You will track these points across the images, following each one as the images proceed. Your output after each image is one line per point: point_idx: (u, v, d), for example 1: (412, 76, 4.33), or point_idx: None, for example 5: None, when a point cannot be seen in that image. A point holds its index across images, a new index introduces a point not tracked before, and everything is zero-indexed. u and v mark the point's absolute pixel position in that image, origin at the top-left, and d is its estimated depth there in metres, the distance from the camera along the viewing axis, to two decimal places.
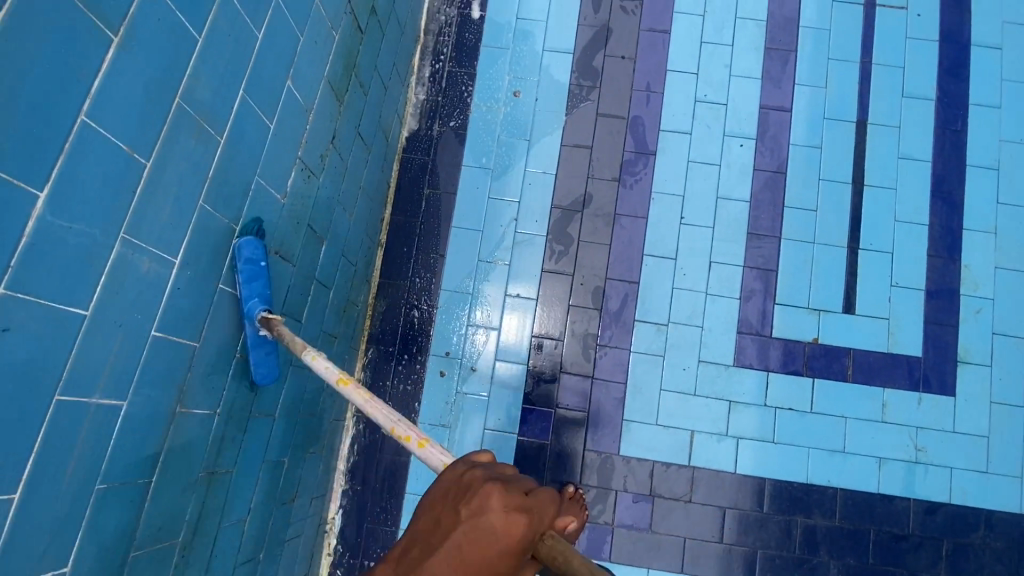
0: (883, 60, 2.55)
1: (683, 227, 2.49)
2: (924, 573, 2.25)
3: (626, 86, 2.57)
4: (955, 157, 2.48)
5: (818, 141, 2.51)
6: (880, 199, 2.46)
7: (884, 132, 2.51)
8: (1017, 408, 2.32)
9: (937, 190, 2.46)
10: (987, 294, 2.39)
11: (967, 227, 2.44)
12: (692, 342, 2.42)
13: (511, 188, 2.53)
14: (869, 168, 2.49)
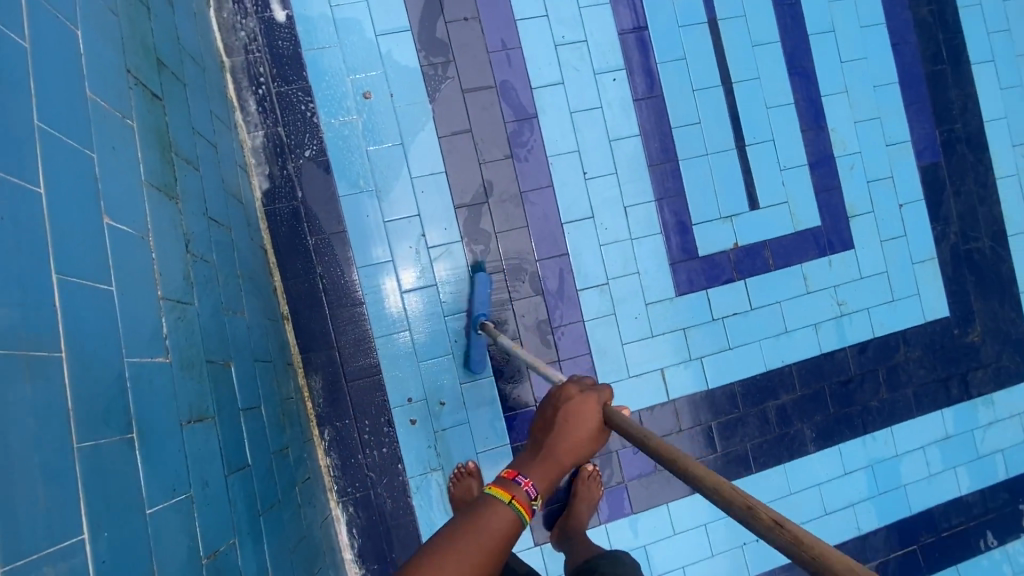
0: None
1: (588, 182, 2.41)
2: (872, 400, 2.63)
3: (481, 51, 2.32)
4: (797, 30, 2.59)
5: (680, 52, 2.48)
6: (749, 92, 2.54)
7: (733, 24, 2.53)
8: (900, 239, 2.66)
9: (792, 67, 2.58)
10: (855, 149, 2.63)
11: (824, 93, 2.60)
12: (634, 290, 2.45)
13: (405, 202, 2.25)
14: (732, 64, 2.53)
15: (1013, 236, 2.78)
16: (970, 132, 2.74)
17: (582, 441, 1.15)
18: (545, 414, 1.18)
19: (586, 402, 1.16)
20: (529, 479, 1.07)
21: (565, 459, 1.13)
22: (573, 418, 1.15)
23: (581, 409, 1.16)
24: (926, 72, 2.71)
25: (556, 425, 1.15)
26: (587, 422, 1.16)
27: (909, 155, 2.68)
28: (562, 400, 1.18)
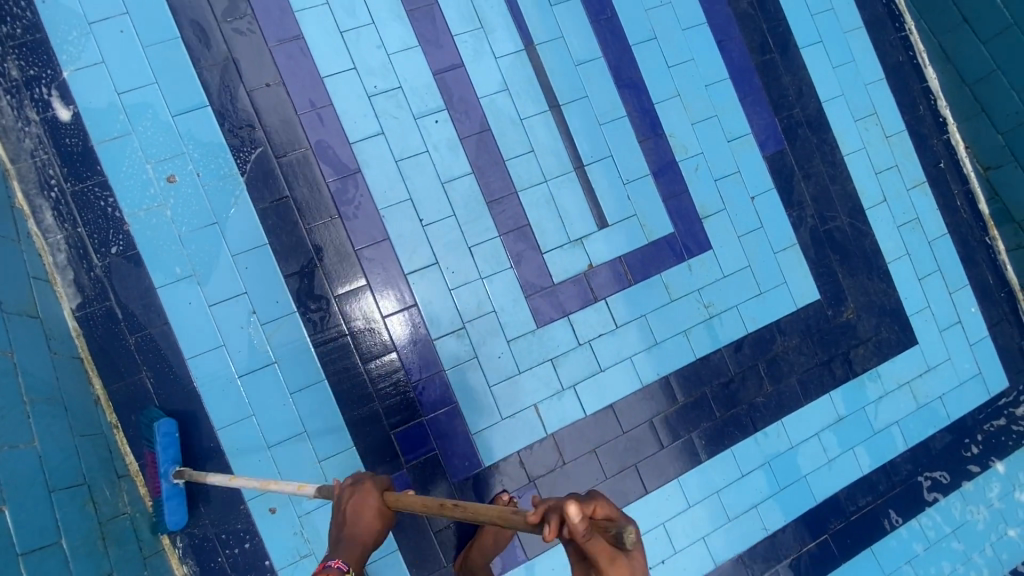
0: None
1: (427, 228, 2.35)
2: (757, 396, 2.61)
3: (289, 115, 2.25)
4: (619, 42, 2.58)
5: (502, 83, 2.45)
6: (579, 112, 2.52)
7: (552, 47, 2.51)
8: (757, 231, 2.66)
9: (619, 80, 2.57)
10: (697, 150, 2.62)
11: (656, 101, 2.60)
12: (493, 329, 2.38)
13: (229, 283, 2.15)
14: (557, 87, 2.51)
15: (870, 209, 2.80)
16: (810, 114, 2.76)
17: (366, 527, 1.60)
18: (337, 514, 1.62)
19: (366, 495, 1.62)
20: (335, 560, 1.51)
21: (362, 541, 1.58)
22: (358, 510, 1.61)
23: (364, 503, 1.62)
24: (755, 63, 2.73)
25: (346, 520, 1.60)
26: (371, 509, 1.63)
27: (752, 147, 2.69)
28: (347, 497, 1.64)
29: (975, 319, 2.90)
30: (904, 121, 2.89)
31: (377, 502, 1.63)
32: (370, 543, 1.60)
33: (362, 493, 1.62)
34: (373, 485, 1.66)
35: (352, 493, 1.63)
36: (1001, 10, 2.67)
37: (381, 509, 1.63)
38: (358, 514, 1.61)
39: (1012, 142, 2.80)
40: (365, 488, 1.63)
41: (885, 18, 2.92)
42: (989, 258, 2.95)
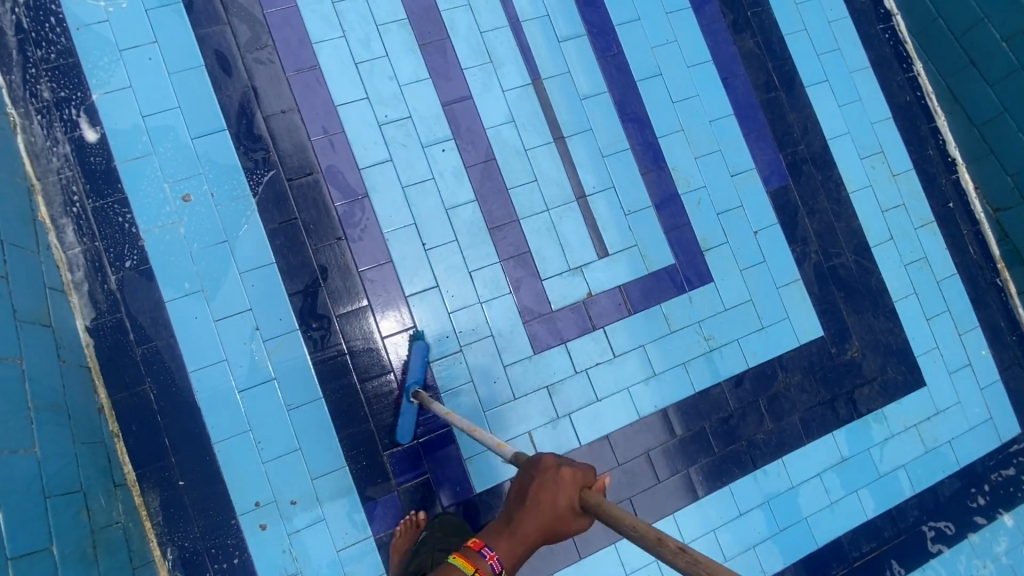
0: (527, 16, 2.60)
1: (430, 252, 2.40)
2: (757, 433, 2.57)
3: (302, 140, 2.34)
4: (624, 78, 2.65)
5: (508, 115, 2.53)
6: (583, 144, 2.58)
7: (558, 81, 2.59)
8: (759, 266, 2.66)
9: (623, 115, 2.63)
10: (700, 184, 2.65)
11: (660, 135, 2.65)
12: (490, 354, 2.40)
13: (235, 299, 2.22)
14: (562, 120, 2.58)
15: (876, 247, 2.78)
16: (814, 151, 2.78)
17: (530, 523, 1.22)
18: (520, 488, 1.26)
19: (561, 487, 1.21)
20: (493, 552, 1.24)
21: (540, 531, 1.22)
22: (539, 495, 1.22)
23: (556, 490, 1.21)
24: (760, 101, 2.77)
25: (529, 494, 1.24)
26: (557, 502, 1.21)
27: (756, 182, 2.70)
28: (538, 474, 1.25)
29: (986, 362, 2.83)
30: (911, 160, 2.89)
31: (569, 494, 1.21)
32: (537, 540, 1.23)
33: (545, 470, 1.23)
34: (573, 474, 1.23)
35: (548, 471, 1.23)
36: (1008, 54, 2.65)
37: (576, 501, 1.21)
38: (539, 500, 1.22)
39: (1022, 184, 2.78)
40: (558, 467, 1.23)
41: (891, 59, 2.95)
42: (1000, 300, 2.90)
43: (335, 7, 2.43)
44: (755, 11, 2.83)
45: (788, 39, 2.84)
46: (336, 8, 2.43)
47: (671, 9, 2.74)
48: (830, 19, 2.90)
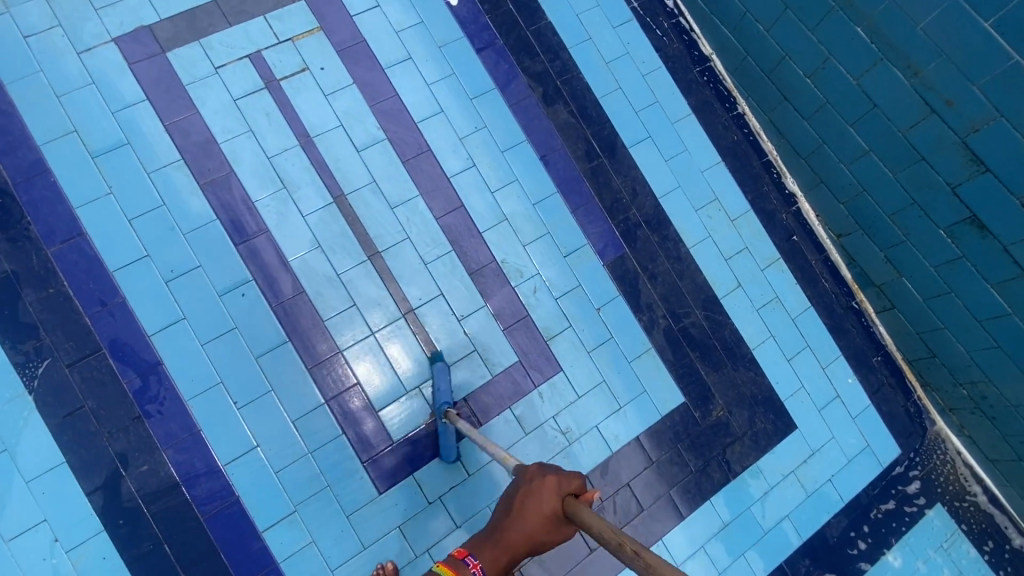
0: (318, 130, 2.44)
1: (244, 409, 2.21)
2: (632, 520, 2.48)
3: (79, 318, 2.14)
4: (435, 177, 2.53)
5: (313, 241, 2.37)
6: (401, 256, 2.45)
7: (363, 194, 2.45)
8: (607, 343, 2.58)
9: (441, 215, 2.52)
10: (532, 271, 2.57)
11: (482, 230, 2.55)
12: (328, 506, 2.23)
13: (24, 512, 2.02)
14: (373, 234, 2.43)
15: (725, 298, 2.73)
16: (647, 213, 2.73)
17: (534, 524, 1.36)
18: (512, 495, 1.43)
19: (545, 493, 1.38)
20: (477, 561, 1.33)
21: (516, 544, 1.35)
22: (531, 504, 1.39)
23: (539, 495, 1.39)
24: (583, 171, 2.70)
25: (513, 509, 1.40)
26: (545, 510, 1.37)
27: (591, 257, 2.64)
28: (529, 482, 1.43)
29: (854, 390, 2.81)
30: (747, 201, 2.86)
31: (552, 502, 1.38)
32: (522, 548, 1.35)
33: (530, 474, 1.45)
34: (555, 480, 1.41)
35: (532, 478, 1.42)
36: (814, 89, 2.56)
37: (551, 515, 1.37)
38: (526, 510, 1.38)
39: (854, 212, 2.71)
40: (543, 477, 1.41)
41: (713, 101, 2.91)
42: (859, 323, 2.89)
43: (96, 163, 2.23)
44: (565, 78, 2.74)
45: (603, 100, 2.76)
46: (98, 164, 2.23)
47: (476, 94, 2.64)
48: (644, 72, 2.84)
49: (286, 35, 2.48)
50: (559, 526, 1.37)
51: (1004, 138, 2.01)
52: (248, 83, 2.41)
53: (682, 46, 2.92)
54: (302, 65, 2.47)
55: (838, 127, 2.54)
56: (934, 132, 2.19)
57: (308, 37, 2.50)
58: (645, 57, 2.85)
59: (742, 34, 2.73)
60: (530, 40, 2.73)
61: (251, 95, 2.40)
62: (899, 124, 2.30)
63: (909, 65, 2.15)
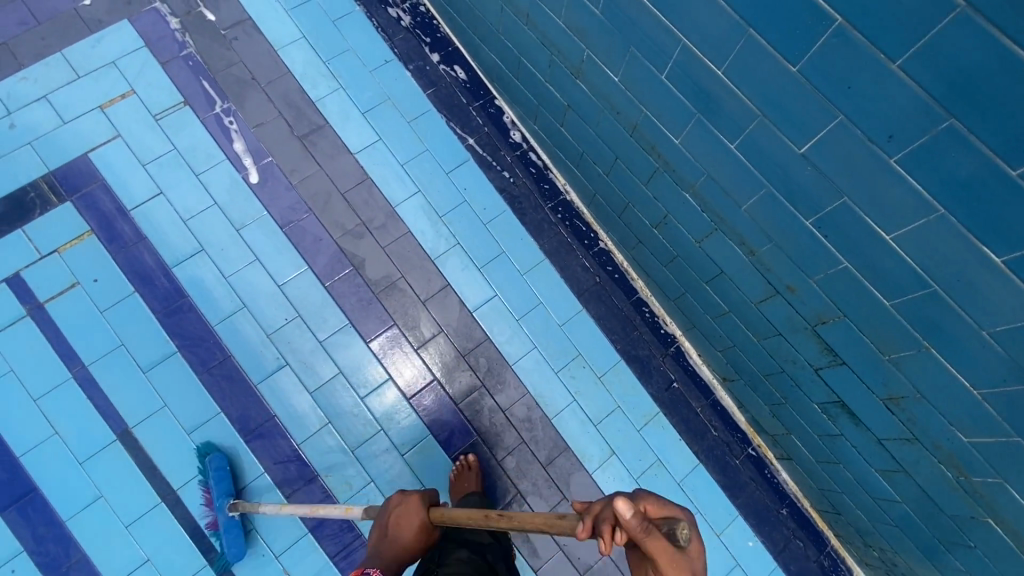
0: (94, 355, 2.12)
1: None
2: None
3: None
4: (239, 387, 2.20)
5: (93, 491, 2.05)
6: (202, 489, 2.12)
7: (151, 424, 2.12)
8: None
9: (248, 432, 2.18)
10: (364, 480, 2.24)
11: (300, 441, 2.21)
12: None
13: None
14: (165, 469, 2.10)
15: (596, 471, 2.42)
16: (499, 387, 2.41)
17: (407, 538, 1.53)
18: (381, 523, 1.58)
19: (409, 509, 1.56)
20: (368, 565, 1.47)
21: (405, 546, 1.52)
22: (400, 522, 1.55)
23: (405, 510, 1.57)
24: (419, 351, 2.38)
25: (387, 528, 1.55)
26: (414, 523, 1.55)
27: (434, 450, 2.31)
28: (393, 512, 1.59)
29: (756, 555, 2.49)
30: (616, 350, 2.54)
31: (421, 516, 1.55)
32: (404, 555, 1.52)
33: (405, 502, 1.58)
34: (415, 498, 1.59)
35: (397, 508, 1.57)
36: (663, 240, 2.23)
37: (425, 524, 1.55)
38: (400, 525, 1.55)
39: (731, 362, 2.38)
40: (408, 500, 1.58)
41: (569, 240, 2.61)
42: (758, 473, 2.56)
43: None
44: (391, 244, 2.43)
45: (438, 263, 2.46)
46: None
47: (284, 280, 2.31)
48: (485, 220, 2.55)
49: (50, 247, 2.16)
50: (426, 532, 1.55)
51: (851, 337, 1.68)
52: (7, 313, 2.09)
53: (530, 181, 2.62)
54: (73, 279, 2.16)
55: (696, 282, 2.21)
56: (783, 312, 1.87)
57: (77, 244, 2.18)
58: (487, 202, 2.56)
59: (586, 172, 2.41)
60: (347, 205, 2.41)
61: (11, 327, 2.09)
62: (750, 295, 1.97)
63: (744, 242, 1.82)
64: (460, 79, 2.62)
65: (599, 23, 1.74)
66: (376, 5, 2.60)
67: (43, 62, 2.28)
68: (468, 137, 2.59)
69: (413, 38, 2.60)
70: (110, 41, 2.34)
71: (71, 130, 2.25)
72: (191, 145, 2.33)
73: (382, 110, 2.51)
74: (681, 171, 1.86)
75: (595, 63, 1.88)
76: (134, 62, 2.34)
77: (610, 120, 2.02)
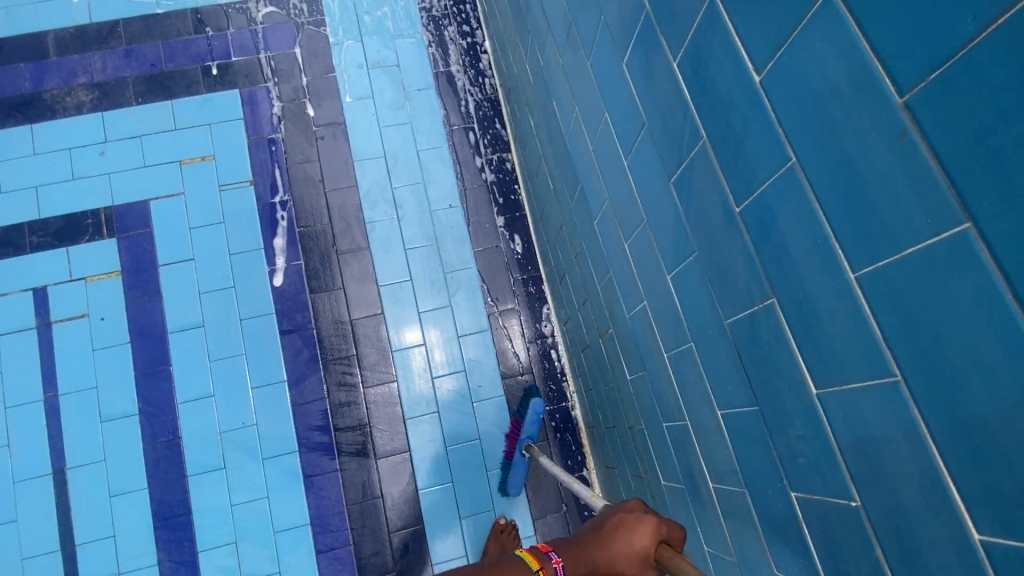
0: (69, 387, 2.22)
1: None
2: None
3: None
4: (172, 471, 2.20)
5: (9, 514, 2.14)
6: (96, 556, 2.14)
7: (85, 473, 2.17)
8: None
9: (161, 519, 2.17)
10: None
11: (202, 548, 2.17)
12: None
13: None
14: (77, 521, 2.15)
15: None
16: None
17: (617, 557, 1.06)
18: (600, 517, 1.14)
19: (637, 528, 1.08)
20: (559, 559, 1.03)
21: (598, 569, 1.05)
22: (622, 536, 1.08)
23: (634, 529, 1.08)
24: (349, 509, 2.24)
25: (602, 529, 1.10)
26: (637, 549, 1.06)
27: None
28: (619, 513, 1.12)
29: None
30: None
31: (648, 545, 1.06)
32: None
33: (635, 513, 1.10)
34: (658, 521, 1.09)
35: (631, 515, 1.10)
36: None
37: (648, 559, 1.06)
38: (616, 536, 1.08)
39: None
40: (647, 516, 1.10)
41: (554, 452, 2.39)
42: None
43: None
44: (375, 387, 2.35)
45: (407, 425, 2.34)
46: None
47: (259, 384, 2.29)
48: (475, 399, 2.40)
49: (80, 273, 2.30)
50: (647, 571, 1.07)
51: None
52: (20, 320, 2.25)
53: (539, 376, 2.45)
54: (84, 310, 2.27)
55: None
56: None
57: (103, 280, 2.30)
58: (485, 382, 2.42)
59: (591, 405, 2.20)
60: (349, 334, 2.37)
61: (17, 333, 2.24)
62: None
63: None
64: (514, 249, 2.53)
65: (625, 324, 1.54)
66: (466, 147, 2.59)
67: (154, 104, 2.44)
68: (495, 308, 2.48)
69: (487, 191, 2.56)
70: (215, 103, 2.47)
71: (147, 174, 2.39)
72: (240, 224, 2.39)
73: (425, 252, 2.48)
74: (661, 504, 1.61)
75: (615, 346, 1.69)
76: (226, 130, 2.45)
77: (616, 395, 1.81)
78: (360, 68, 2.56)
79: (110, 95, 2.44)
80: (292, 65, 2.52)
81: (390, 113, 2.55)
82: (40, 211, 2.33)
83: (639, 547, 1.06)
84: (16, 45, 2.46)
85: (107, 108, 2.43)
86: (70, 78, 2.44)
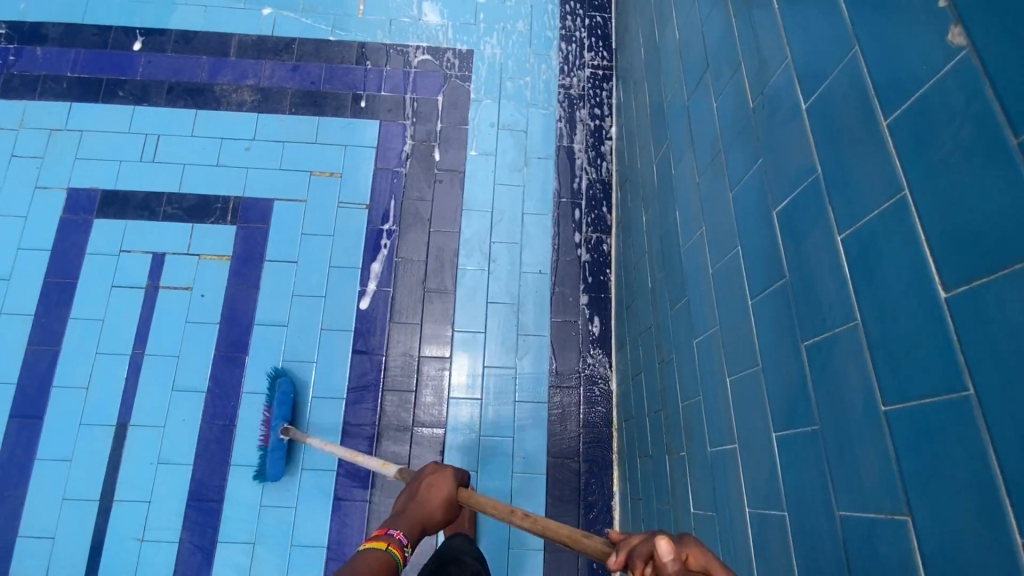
0: (156, 350, 2.38)
1: None
2: None
3: None
4: (218, 456, 2.28)
5: (67, 452, 2.27)
6: (128, 516, 2.22)
7: (143, 433, 2.29)
8: None
9: (195, 499, 2.24)
10: None
11: (222, 540, 2.21)
12: None
13: None
14: (123, 477, 2.25)
15: None
16: None
17: (432, 509, 1.24)
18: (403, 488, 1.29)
19: (439, 481, 1.26)
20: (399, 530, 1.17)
21: (424, 523, 1.22)
22: (423, 491, 1.26)
23: (438, 485, 1.26)
24: None
25: (414, 493, 1.27)
26: (440, 496, 1.25)
27: None
28: (416, 479, 1.29)
29: None
30: None
31: (451, 490, 1.26)
32: (427, 528, 1.23)
33: (438, 471, 1.28)
34: (453, 471, 1.29)
35: (425, 472, 1.29)
36: None
37: (453, 501, 1.26)
38: (426, 490, 1.26)
39: None
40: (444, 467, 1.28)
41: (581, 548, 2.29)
42: None
43: None
44: (423, 428, 2.38)
45: None
46: None
47: (320, 394, 2.37)
48: (516, 469, 2.36)
49: (197, 250, 2.49)
50: (450, 513, 1.27)
51: None
52: (134, 278, 2.45)
53: (585, 463, 2.39)
54: (190, 284, 2.45)
55: None
56: None
57: (214, 260, 2.49)
58: (529, 455, 2.38)
59: (635, 513, 2.11)
60: (413, 369, 2.44)
61: (128, 289, 2.44)
62: None
63: None
64: (591, 332, 2.53)
65: (703, 458, 1.49)
66: (569, 221, 2.66)
67: (304, 117, 2.68)
68: (558, 383, 2.47)
69: (579, 267, 2.61)
70: (356, 128, 2.68)
71: (279, 177, 2.61)
72: (345, 241, 2.55)
73: (504, 311, 2.54)
74: None
75: (684, 470, 1.63)
76: (358, 155, 2.65)
77: (670, 518, 1.74)
78: (490, 127, 2.72)
79: (269, 100, 2.70)
80: (431, 110, 2.72)
81: (506, 173, 2.68)
82: (181, 187, 2.57)
83: (447, 493, 1.25)
84: (204, 40, 2.77)
85: (264, 111, 2.69)
86: (240, 78, 2.73)
